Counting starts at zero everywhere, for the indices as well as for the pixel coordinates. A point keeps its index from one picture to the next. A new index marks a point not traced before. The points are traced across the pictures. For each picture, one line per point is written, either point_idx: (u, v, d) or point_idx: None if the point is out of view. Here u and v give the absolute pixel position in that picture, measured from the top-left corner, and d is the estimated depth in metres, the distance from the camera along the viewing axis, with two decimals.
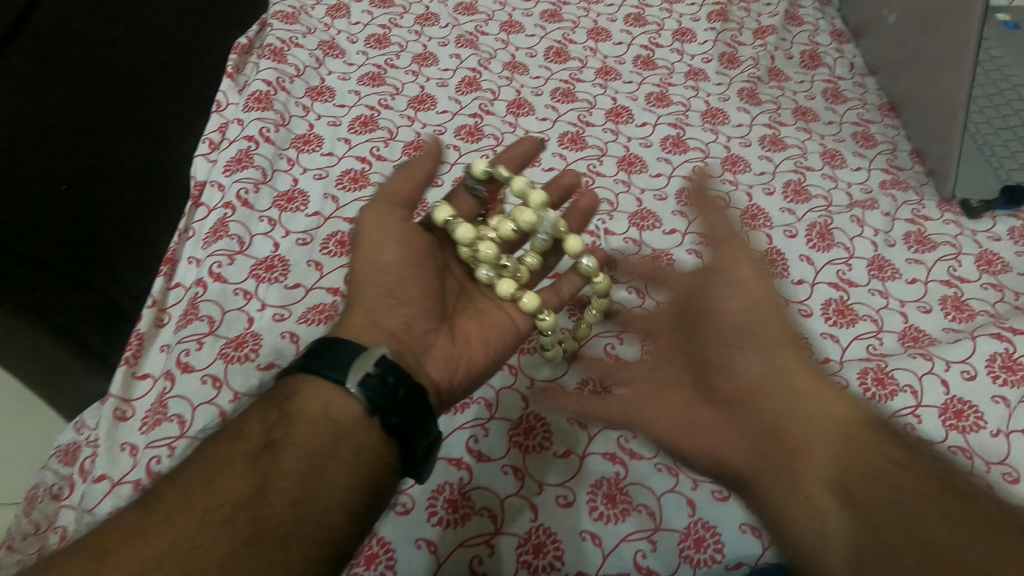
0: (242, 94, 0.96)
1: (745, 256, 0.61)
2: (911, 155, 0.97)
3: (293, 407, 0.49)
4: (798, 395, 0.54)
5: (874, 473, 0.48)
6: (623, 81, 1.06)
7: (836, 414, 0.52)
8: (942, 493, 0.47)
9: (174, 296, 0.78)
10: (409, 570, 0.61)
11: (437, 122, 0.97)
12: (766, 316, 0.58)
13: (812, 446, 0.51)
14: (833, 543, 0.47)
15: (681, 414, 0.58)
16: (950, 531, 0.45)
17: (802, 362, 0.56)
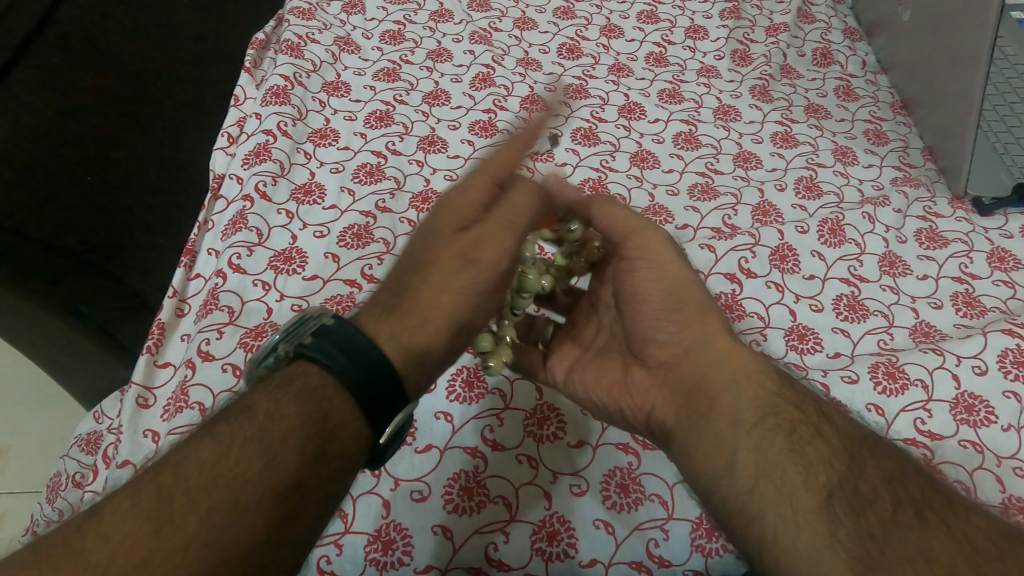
0: (261, 88, 0.97)
1: (658, 244, 0.60)
2: (923, 152, 0.98)
3: (323, 416, 0.46)
4: (720, 356, 0.55)
5: (786, 426, 0.50)
6: (636, 78, 1.07)
7: (751, 372, 0.54)
8: (843, 447, 0.48)
9: (194, 286, 0.80)
10: (425, 555, 0.62)
11: (451, 118, 0.98)
12: (687, 291, 0.58)
13: (729, 399, 0.52)
14: (739, 484, 0.49)
15: (613, 381, 0.63)
16: (834, 480, 0.46)
17: (725, 330, 0.57)
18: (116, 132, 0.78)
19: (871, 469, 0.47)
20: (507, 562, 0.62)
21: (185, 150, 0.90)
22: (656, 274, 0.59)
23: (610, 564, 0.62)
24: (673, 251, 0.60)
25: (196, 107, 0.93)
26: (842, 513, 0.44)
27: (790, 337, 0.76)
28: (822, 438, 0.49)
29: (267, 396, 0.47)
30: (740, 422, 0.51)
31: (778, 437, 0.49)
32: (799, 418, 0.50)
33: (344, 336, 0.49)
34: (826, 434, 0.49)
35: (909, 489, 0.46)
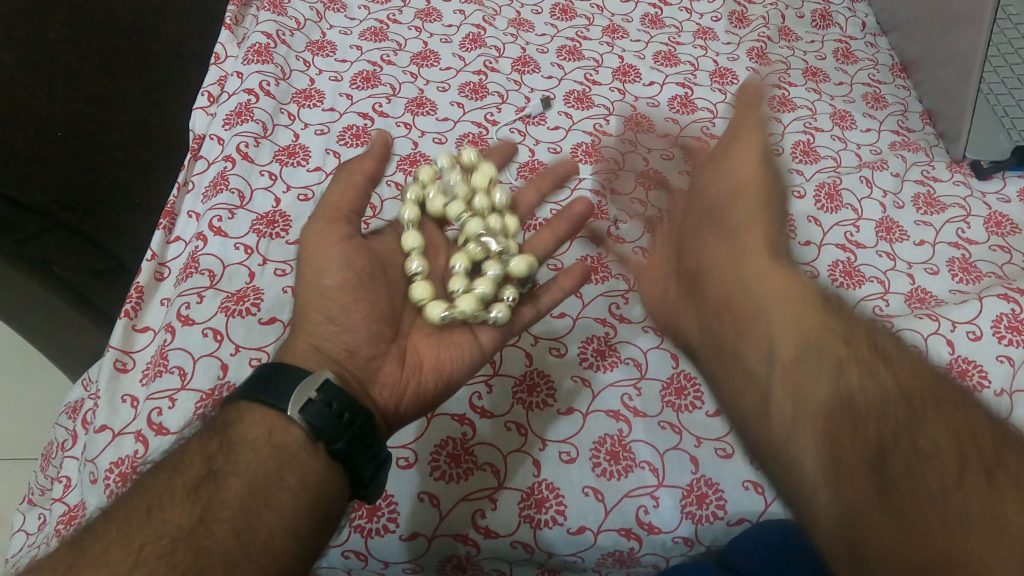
0: (242, 47, 0.94)
1: (751, 141, 0.64)
2: (921, 116, 0.96)
3: (234, 435, 0.46)
4: (769, 283, 0.56)
5: (831, 364, 0.49)
6: (631, 40, 1.04)
7: (805, 308, 0.54)
8: (903, 392, 0.46)
9: (174, 249, 0.78)
10: (411, 522, 0.61)
11: (441, 79, 0.95)
12: (748, 188, 0.63)
13: (772, 328, 0.53)
14: (781, 430, 0.50)
15: (667, 302, 0.65)
16: (887, 434, 0.44)
17: (766, 249, 0.59)
18: (91, 90, 0.75)
19: (935, 420, 0.43)
20: (494, 529, 0.61)
21: (163, 111, 0.87)
22: (721, 178, 0.64)
23: (599, 531, 0.62)
24: (761, 155, 0.64)
25: (174, 67, 0.90)
26: (894, 470, 0.43)
27: None
28: (875, 379, 0.47)
29: (198, 432, 0.47)
30: (779, 368, 0.51)
31: (821, 374, 0.49)
32: (852, 359, 0.49)
33: (264, 369, 0.48)
34: (886, 384, 0.47)
35: (980, 445, 0.42)
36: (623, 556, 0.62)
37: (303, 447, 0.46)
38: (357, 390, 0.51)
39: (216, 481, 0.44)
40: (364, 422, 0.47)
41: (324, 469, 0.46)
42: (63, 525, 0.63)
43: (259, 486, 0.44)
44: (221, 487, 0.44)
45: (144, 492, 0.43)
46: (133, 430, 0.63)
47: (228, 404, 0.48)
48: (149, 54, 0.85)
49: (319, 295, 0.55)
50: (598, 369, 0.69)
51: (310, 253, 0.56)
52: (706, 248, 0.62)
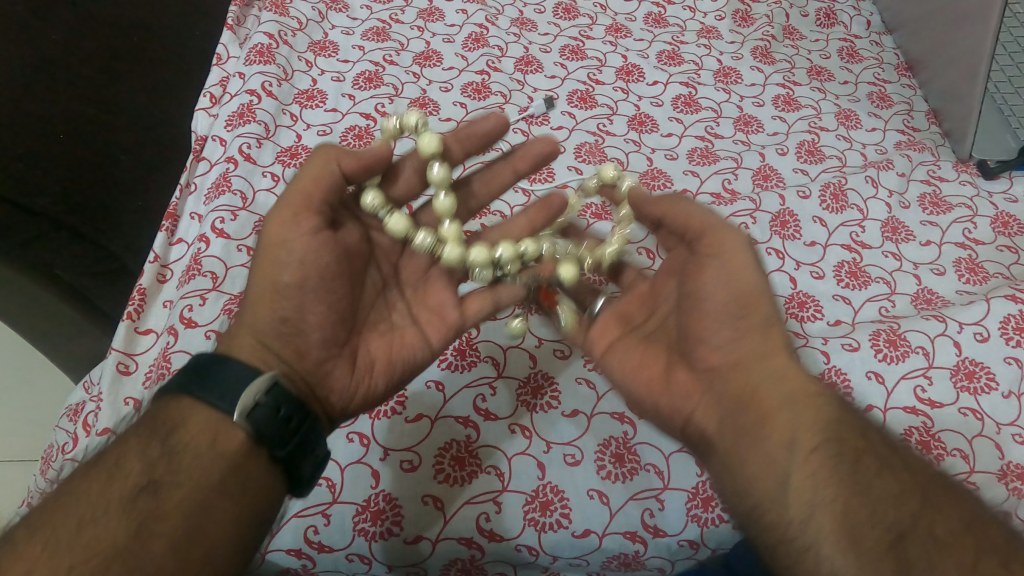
0: (244, 48, 0.94)
1: (733, 245, 0.53)
2: (927, 115, 0.95)
3: (176, 440, 0.45)
4: (785, 369, 0.50)
5: (848, 455, 0.45)
6: (634, 39, 1.03)
7: (819, 397, 0.48)
8: (913, 485, 0.44)
9: (177, 251, 0.78)
10: (415, 526, 0.61)
11: (443, 79, 0.95)
12: (755, 296, 0.52)
13: (783, 417, 0.48)
14: (795, 512, 0.44)
15: (653, 378, 0.55)
16: (904, 521, 0.42)
17: (783, 338, 0.52)
18: (94, 90, 0.75)
19: (945, 511, 0.43)
20: (498, 533, 0.61)
21: (164, 112, 0.87)
22: (727, 281, 0.52)
23: (604, 534, 0.61)
24: (753, 263, 0.53)
25: (176, 68, 0.90)
26: (917, 558, 0.40)
27: (790, 305, 0.74)
28: (884, 468, 0.45)
29: (137, 432, 0.46)
30: (795, 445, 0.46)
31: (841, 465, 0.44)
32: (862, 446, 0.46)
33: (218, 366, 0.47)
34: (893, 468, 0.45)
35: (992, 536, 0.42)
36: (629, 559, 0.62)
37: (246, 457, 0.46)
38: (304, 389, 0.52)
39: (156, 493, 0.43)
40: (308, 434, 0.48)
41: (265, 479, 0.47)
42: None
43: (201, 498, 0.44)
44: (163, 499, 0.43)
45: (78, 501, 0.42)
46: None
47: (168, 402, 0.47)
48: (152, 54, 0.85)
49: (278, 287, 0.52)
50: None
51: (274, 242, 0.52)
52: (691, 323, 0.53)
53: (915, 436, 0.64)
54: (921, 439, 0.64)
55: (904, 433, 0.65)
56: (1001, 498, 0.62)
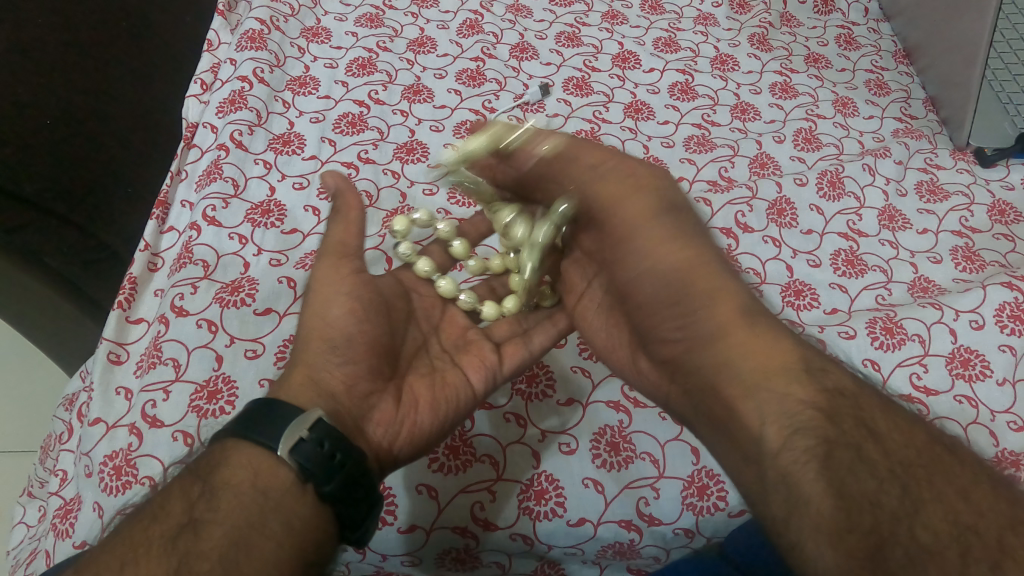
0: (236, 34, 0.93)
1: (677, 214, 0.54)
2: (924, 102, 0.95)
3: (218, 479, 0.44)
4: (748, 348, 0.47)
5: (822, 444, 0.42)
6: (631, 26, 1.02)
7: (786, 378, 0.45)
8: (895, 477, 0.41)
9: (168, 239, 0.77)
10: (409, 515, 0.60)
11: (438, 66, 0.94)
12: (696, 262, 0.51)
13: (748, 408, 0.45)
14: (777, 510, 0.42)
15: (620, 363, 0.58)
16: (885, 523, 0.39)
17: (746, 314, 0.49)
18: (84, 76, 0.74)
19: (929, 504, 0.39)
20: (492, 521, 0.61)
21: (155, 99, 0.87)
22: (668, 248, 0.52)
23: (599, 523, 0.61)
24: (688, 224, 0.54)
25: (166, 54, 0.89)
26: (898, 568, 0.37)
27: (786, 293, 0.74)
28: (865, 456, 0.41)
29: (184, 476, 0.45)
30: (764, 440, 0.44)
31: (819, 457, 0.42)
32: (840, 433, 0.42)
33: (253, 407, 0.46)
34: (875, 457, 0.41)
35: (989, 529, 0.38)
36: (623, 548, 0.62)
37: (290, 491, 0.43)
38: (350, 429, 0.49)
39: (196, 530, 0.42)
40: (358, 463, 0.45)
41: (311, 512, 0.44)
42: (59, 519, 0.62)
43: (241, 533, 0.42)
44: (200, 535, 0.41)
45: (124, 542, 0.42)
46: (127, 423, 0.62)
47: (215, 444, 0.46)
48: (142, 39, 0.83)
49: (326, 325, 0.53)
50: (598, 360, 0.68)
51: (323, 282, 0.54)
52: (635, 297, 0.53)
53: None
54: None
55: None
56: None
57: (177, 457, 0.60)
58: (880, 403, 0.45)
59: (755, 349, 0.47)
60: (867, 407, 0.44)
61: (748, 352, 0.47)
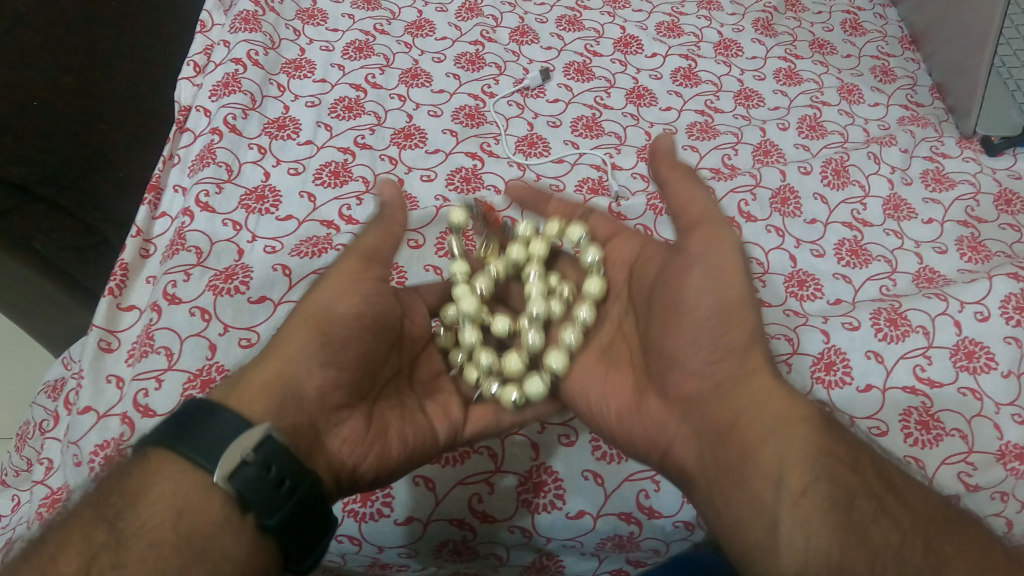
0: (230, 15, 0.91)
1: (722, 249, 0.51)
2: (930, 90, 0.93)
3: (138, 513, 0.39)
4: (759, 398, 0.47)
5: (840, 496, 0.41)
6: (633, 10, 1.00)
7: (805, 428, 0.44)
8: (917, 532, 0.40)
9: (160, 226, 0.76)
10: (407, 507, 0.59)
11: (436, 50, 0.92)
12: (735, 306, 0.50)
13: (766, 451, 0.44)
14: (785, 564, 0.40)
15: (622, 405, 0.55)
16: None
17: (766, 361, 0.49)
18: (76, 58, 0.72)
19: (955, 561, 0.38)
20: (491, 514, 0.60)
21: (147, 84, 0.85)
22: (707, 290, 0.50)
23: (598, 515, 0.60)
24: (739, 268, 0.50)
25: (158, 37, 0.88)
26: None
27: (790, 284, 0.73)
28: (887, 514, 0.40)
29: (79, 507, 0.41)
30: (781, 487, 0.42)
31: (833, 509, 0.40)
32: (859, 487, 0.41)
33: (186, 411, 0.42)
34: (895, 512, 0.40)
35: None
36: (623, 540, 0.61)
37: (218, 529, 0.40)
38: (303, 451, 0.46)
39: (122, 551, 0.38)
40: (307, 493, 0.42)
41: (242, 556, 0.40)
42: (46, 509, 0.61)
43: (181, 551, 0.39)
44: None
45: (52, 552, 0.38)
46: (118, 413, 0.61)
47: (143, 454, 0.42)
48: (133, 20, 0.82)
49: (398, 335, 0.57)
50: None
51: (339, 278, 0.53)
52: (668, 344, 0.51)
53: (915, 417, 0.63)
54: (920, 420, 0.63)
55: (903, 413, 0.64)
56: (999, 478, 0.61)
57: None
58: (891, 460, 0.44)
59: (767, 401, 0.46)
60: (882, 462, 0.44)
61: (760, 400, 0.46)
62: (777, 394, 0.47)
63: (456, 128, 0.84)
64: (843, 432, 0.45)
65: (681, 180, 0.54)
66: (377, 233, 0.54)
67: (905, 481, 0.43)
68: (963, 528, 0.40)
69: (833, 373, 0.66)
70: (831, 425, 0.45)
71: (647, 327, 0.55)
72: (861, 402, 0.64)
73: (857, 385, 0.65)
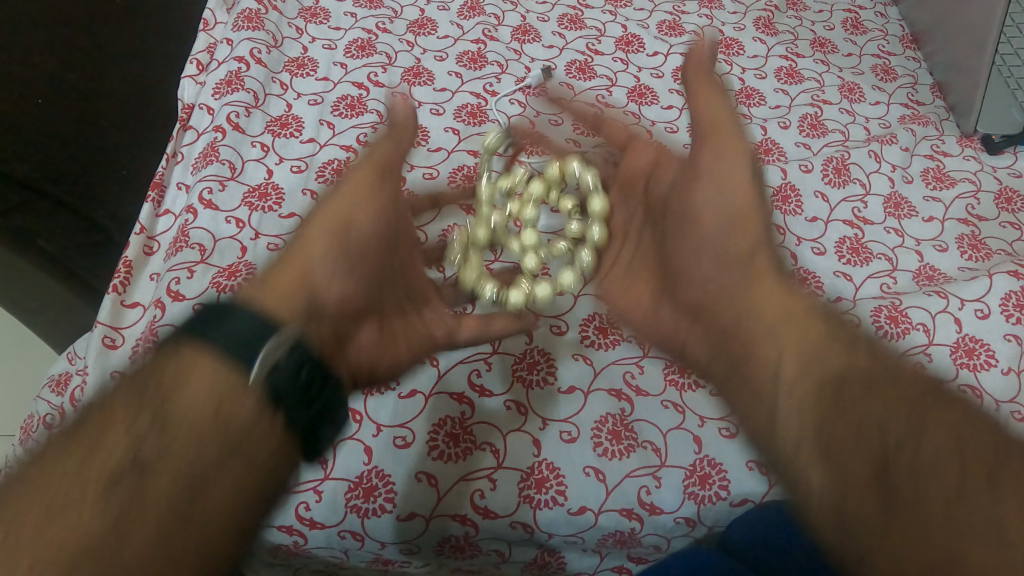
0: (233, 14, 0.91)
1: (738, 158, 0.54)
2: (931, 89, 0.93)
3: (171, 405, 0.38)
4: (761, 301, 0.49)
5: (830, 380, 0.42)
6: (634, 9, 1.01)
7: (800, 324, 0.46)
8: (901, 402, 0.40)
9: (164, 223, 0.76)
10: (409, 502, 0.60)
11: (438, 48, 0.92)
12: (749, 216, 0.53)
13: (766, 343, 0.46)
14: (783, 446, 0.42)
15: (641, 306, 0.58)
16: (891, 442, 0.39)
17: (771, 267, 0.51)
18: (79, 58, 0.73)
19: (937, 426, 0.39)
20: (493, 510, 0.60)
21: (150, 82, 0.86)
22: (718, 204, 0.53)
23: (600, 511, 0.60)
24: (751, 176, 0.54)
25: (160, 35, 0.88)
26: (900, 486, 0.37)
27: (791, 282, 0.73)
28: (875, 391, 0.41)
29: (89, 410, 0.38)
30: (779, 375, 0.44)
31: (828, 394, 0.42)
32: (846, 372, 0.43)
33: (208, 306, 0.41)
34: (881, 387, 0.41)
35: (982, 452, 0.37)
36: (624, 537, 0.61)
37: (254, 422, 0.39)
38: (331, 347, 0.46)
39: (161, 441, 0.37)
40: (333, 394, 0.43)
41: (276, 453, 0.39)
42: None
43: (222, 443, 0.38)
44: (151, 480, 0.35)
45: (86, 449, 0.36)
46: None
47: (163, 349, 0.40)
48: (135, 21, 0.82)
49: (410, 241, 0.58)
50: (601, 347, 0.68)
51: (353, 189, 0.51)
52: (676, 257, 0.56)
53: None
54: None
55: None
56: None
57: None
58: (889, 351, 0.45)
59: (763, 301, 0.49)
60: (880, 351, 0.44)
61: (764, 297, 0.49)
62: (779, 293, 0.49)
63: (458, 126, 0.84)
64: (846, 331, 0.46)
65: (721, 103, 0.56)
66: (388, 147, 0.53)
67: (896, 361, 0.44)
68: (958, 403, 0.40)
69: None
70: (828, 319, 0.47)
71: (665, 243, 0.58)
72: None
73: None
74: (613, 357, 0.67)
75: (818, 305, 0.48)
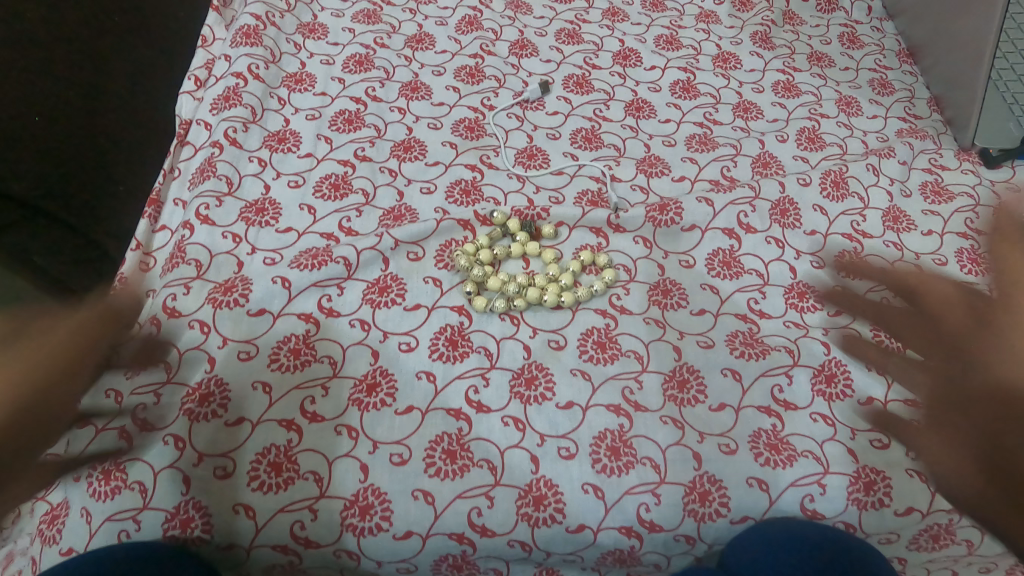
0: (231, 30, 0.92)
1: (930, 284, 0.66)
2: (929, 103, 0.93)
3: None
4: (978, 356, 0.58)
5: (995, 417, 0.54)
6: (632, 23, 1.01)
7: (973, 385, 0.57)
8: (985, 437, 0.54)
9: (160, 238, 0.76)
10: (405, 521, 0.58)
11: (435, 63, 0.92)
12: (954, 303, 0.63)
13: (971, 381, 0.57)
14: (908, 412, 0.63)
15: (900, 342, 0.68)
16: (960, 421, 0.57)
17: (976, 317, 0.61)
18: None
19: (985, 437, 0.54)
20: (490, 527, 0.59)
21: None
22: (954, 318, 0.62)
23: (599, 529, 0.60)
24: (945, 284, 0.65)
25: None
26: (978, 489, 0.54)
27: (790, 296, 0.73)
28: (968, 412, 0.56)
29: None
30: (939, 400, 0.60)
31: (965, 425, 0.56)
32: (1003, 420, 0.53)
33: None
34: (970, 413, 0.55)
35: (992, 498, 0.53)
36: (623, 555, 0.61)
37: None
38: None
39: None
40: None
41: None
42: (46, 525, 0.59)
43: None
44: None
45: None
46: (116, 426, 0.60)
47: None
48: None
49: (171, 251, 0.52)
50: (598, 363, 0.67)
51: None
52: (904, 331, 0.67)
53: None
54: None
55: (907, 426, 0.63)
56: None
57: (168, 460, 0.58)
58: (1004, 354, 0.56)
59: (962, 378, 0.58)
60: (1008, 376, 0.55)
61: (966, 370, 0.58)
62: (956, 365, 0.60)
63: (456, 140, 0.84)
64: (982, 383, 0.56)
65: None
66: None
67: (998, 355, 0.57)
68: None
69: (835, 386, 0.66)
70: (979, 389, 0.56)
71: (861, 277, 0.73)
72: (862, 415, 0.64)
73: (858, 398, 0.65)
74: (611, 373, 0.66)
75: (984, 354, 0.57)
